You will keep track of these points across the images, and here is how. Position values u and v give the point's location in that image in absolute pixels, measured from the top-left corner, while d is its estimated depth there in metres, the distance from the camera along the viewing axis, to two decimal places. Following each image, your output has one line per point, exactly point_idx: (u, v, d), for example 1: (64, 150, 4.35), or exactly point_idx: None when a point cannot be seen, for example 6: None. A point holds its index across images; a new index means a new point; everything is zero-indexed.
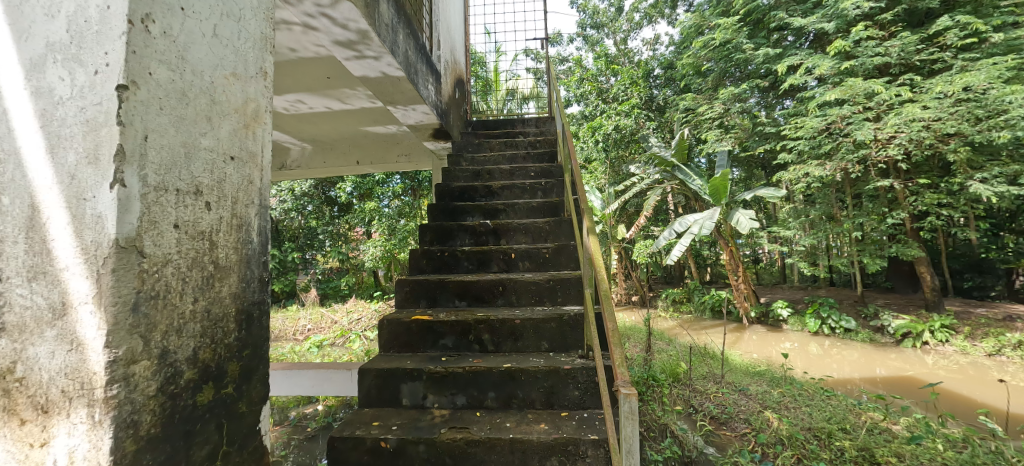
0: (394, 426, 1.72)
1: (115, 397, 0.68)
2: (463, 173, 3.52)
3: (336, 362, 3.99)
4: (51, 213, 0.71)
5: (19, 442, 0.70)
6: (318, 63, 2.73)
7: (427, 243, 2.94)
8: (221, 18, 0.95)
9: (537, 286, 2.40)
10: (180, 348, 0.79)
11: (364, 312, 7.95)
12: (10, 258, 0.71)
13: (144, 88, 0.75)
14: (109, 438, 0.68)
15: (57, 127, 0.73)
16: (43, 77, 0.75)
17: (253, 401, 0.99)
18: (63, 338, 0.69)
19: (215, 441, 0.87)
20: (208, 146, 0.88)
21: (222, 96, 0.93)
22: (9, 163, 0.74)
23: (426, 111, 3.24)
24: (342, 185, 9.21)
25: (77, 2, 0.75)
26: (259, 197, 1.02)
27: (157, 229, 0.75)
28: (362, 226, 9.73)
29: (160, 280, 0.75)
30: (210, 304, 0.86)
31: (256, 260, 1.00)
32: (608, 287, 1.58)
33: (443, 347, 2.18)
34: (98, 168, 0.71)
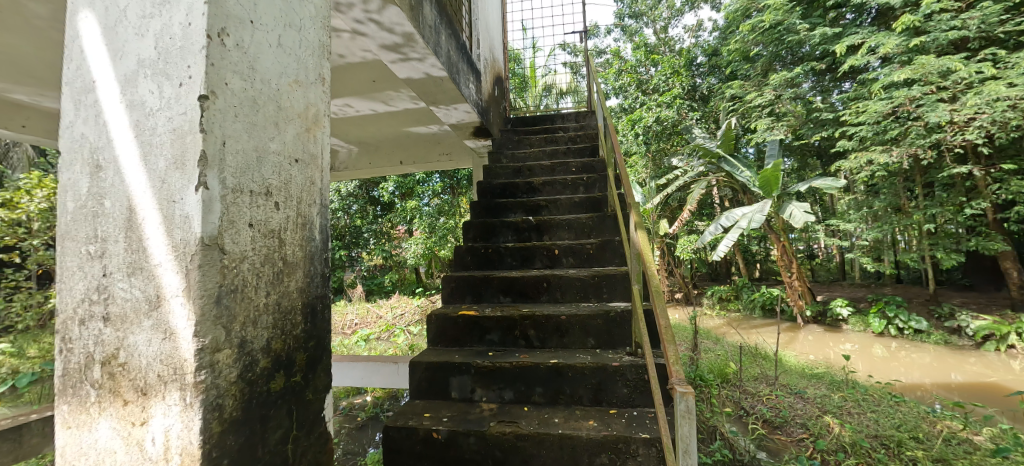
0: (445, 417, 1.77)
1: (203, 382, 0.74)
2: (504, 170, 3.54)
3: (382, 356, 4.14)
4: (145, 214, 0.78)
5: (123, 420, 0.78)
6: (365, 67, 2.82)
7: (470, 240, 2.97)
8: (285, 28, 1.00)
9: (582, 282, 2.38)
10: (256, 338, 0.85)
11: (407, 308, 8.22)
12: (114, 255, 0.79)
13: (221, 98, 0.81)
14: (199, 419, 0.74)
15: (148, 136, 0.81)
16: (136, 91, 0.83)
17: (318, 390, 1.05)
18: (157, 328, 0.76)
19: (286, 425, 0.94)
20: (275, 149, 0.94)
21: (287, 102, 0.99)
22: (110, 170, 0.82)
23: (467, 110, 3.28)
24: (385, 185, 9.54)
25: (163, 21, 0.82)
26: (320, 197, 1.07)
27: (235, 227, 0.81)
28: (404, 225, 10.05)
29: (238, 275, 0.81)
30: (280, 297, 0.92)
31: (319, 256, 1.06)
32: (659, 283, 1.53)
33: (489, 342, 2.20)
34: (184, 172, 0.77)
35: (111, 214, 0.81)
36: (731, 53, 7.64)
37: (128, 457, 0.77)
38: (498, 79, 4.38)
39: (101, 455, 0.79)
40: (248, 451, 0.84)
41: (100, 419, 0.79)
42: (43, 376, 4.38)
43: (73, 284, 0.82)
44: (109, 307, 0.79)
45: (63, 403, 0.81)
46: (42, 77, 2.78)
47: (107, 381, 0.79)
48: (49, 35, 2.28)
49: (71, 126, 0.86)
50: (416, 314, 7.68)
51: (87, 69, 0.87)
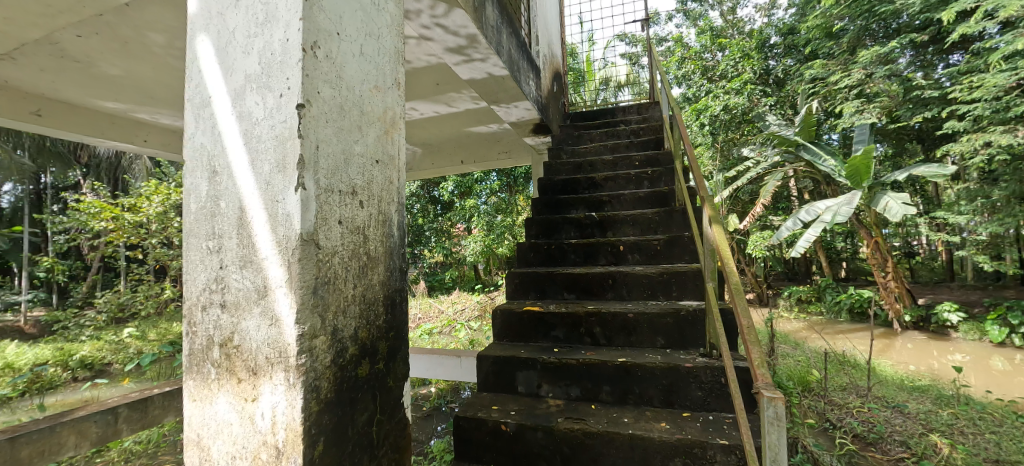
0: (512, 411, 1.80)
1: (304, 365, 0.82)
2: (564, 166, 3.50)
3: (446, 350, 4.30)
4: (253, 213, 0.88)
5: (237, 396, 0.88)
6: (430, 70, 2.93)
7: (533, 236, 2.98)
8: (366, 38, 1.07)
9: (650, 280, 2.30)
10: (345, 326, 0.92)
11: (467, 304, 8.48)
12: (230, 251, 0.90)
13: (315, 106, 0.88)
14: (301, 398, 0.81)
15: (255, 143, 0.90)
16: (245, 104, 0.92)
17: (398, 377, 1.11)
18: (265, 314, 0.85)
19: (372, 409, 1.00)
20: (359, 151, 1.00)
21: (368, 107, 1.06)
22: (224, 175, 0.93)
23: (527, 107, 3.29)
24: (445, 184, 9.88)
25: (265, 39, 0.91)
26: (397, 196, 1.14)
27: (327, 224, 0.88)
28: (463, 223, 10.35)
29: (330, 269, 0.89)
30: (366, 289, 0.99)
31: (397, 252, 1.12)
32: (739, 280, 1.44)
33: (554, 339, 2.20)
34: (286, 175, 0.85)
35: (226, 213, 0.91)
36: (810, 31, 6.93)
37: (242, 430, 0.87)
38: (556, 75, 4.34)
39: (221, 426, 0.89)
40: (340, 430, 0.91)
41: (219, 395, 0.90)
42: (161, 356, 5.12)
43: (196, 276, 0.94)
44: (226, 295, 0.90)
45: (189, 379, 0.93)
46: (159, 98, 3.20)
47: (225, 361, 0.89)
48: (163, 61, 2.61)
49: (193, 137, 0.98)
50: (476, 310, 7.91)
51: (205, 86, 0.98)
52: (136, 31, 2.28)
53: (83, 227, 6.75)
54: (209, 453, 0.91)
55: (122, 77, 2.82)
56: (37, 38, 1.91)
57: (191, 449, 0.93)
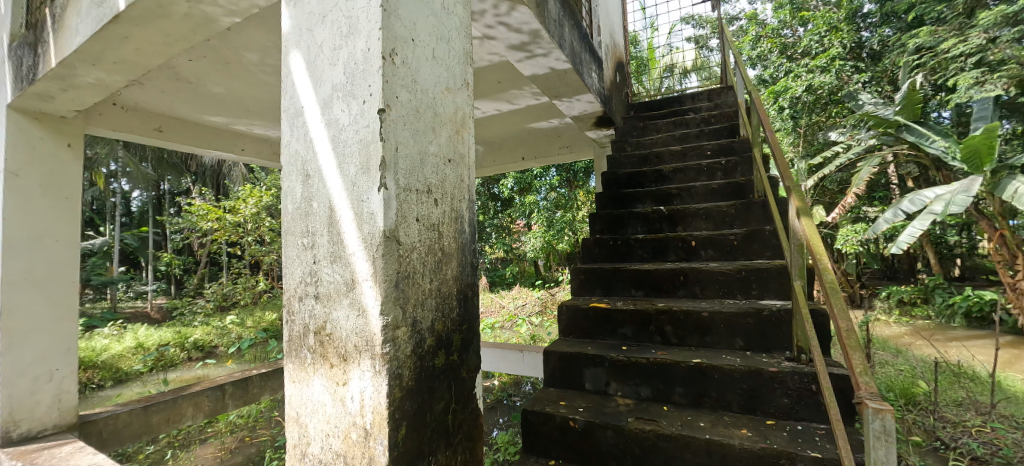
0: (581, 408, 1.79)
1: (387, 353, 0.87)
2: (629, 159, 3.38)
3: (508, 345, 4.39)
4: (342, 213, 0.95)
5: (330, 379, 0.96)
6: (494, 69, 2.96)
7: (597, 232, 2.92)
8: (438, 42, 1.11)
9: (726, 277, 2.17)
10: (423, 318, 0.97)
11: (528, 299, 8.57)
12: (322, 247, 0.98)
13: (394, 110, 0.94)
14: (386, 384, 0.87)
15: (342, 147, 0.97)
16: (332, 111, 1.00)
17: (470, 369, 1.15)
18: (353, 306, 0.91)
19: (447, 398, 1.05)
20: (433, 152, 1.05)
21: (441, 109, 1.10)
22: (317, 178, 1.01)
23: (590, 100, 3.23)
24: (505, 181, 10.03)
25: (349, 50, 0.98)
26: (468, 193, 1.17)
27: (406, 221, 0.93)
28: (523, 219, 10.45)
29: (410, 263, 0.94)
30: (441, 283, 1.03)
31: (469, 247, 1.16)
32: (835, 279, 1.31)
33: (622, 337, 2.15)
34: (370, 176, 0.91)
35: (318, 212, 1.00)
36: None
37: (334, 410, 0.95)
38: (619, 64, 4.20)
39: (316, 406, 0.98)
40: (420, 416, 0.96)
41: (314, 378, 0.98)
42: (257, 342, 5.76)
43: (294, 269, 1.03)
44: (319, 287, 0.98)
45: (290, 362, 1.04)
46: (254, 111, 3.56)
47: (319, 348, 0.98)
48: (257, 77, 2.90)
49: (289, 144, 1.08)
50: (537, 306, 7.97)
51: (297, 97, 1.08)
52: (235, 51, 2.55)
53: (194, 227, 7.75)
54: (307, 429, 1.00)
55: (225, 94, 3.17)
56: (160, 64, 2.20)
57: (291, 426, 1.03)
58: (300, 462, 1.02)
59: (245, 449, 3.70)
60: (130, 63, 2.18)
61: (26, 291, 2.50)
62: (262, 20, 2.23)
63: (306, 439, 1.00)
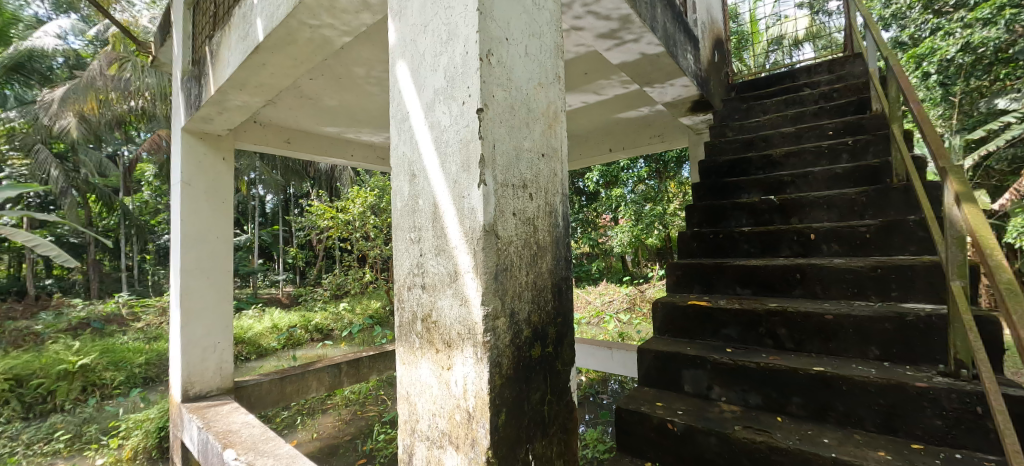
0: (679, 411, 1.70)
1: (488, 341, 0.92)
2: (732, 145, 3.09)
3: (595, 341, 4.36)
4: (445, 209, 1.01)
5: (436, 363, 1.03)
6: (581, 61, 2.91)
7: (695, 224, 2.73)
8: (530, 38, 1.13)
9: (857, 275, 1.89)
10: (520, 310, 1.00)
11: (615, 295, 8.38)
12: (428, 241, 1.06)
13: (491, 109, 0.97)
14: (488, 370, 0.92)
15: (444, 146, 1.03)
16: (435, 114, 1.07)
17: (566, 362, 1.14)
18: (457, 296, 0.97)
19: (543, 388, 1.07)
20: (528, 147, 1.07)
21: (534, 104, 1.11)
22: (421, 177, 1.09)
23: (685, 84, 3.02)
24: (590, 175, 9.90)
25: (449, 56, 1.04)
26: (562, 187, 1.17)
27: (503, 215, 0.97)
28: (609, 213, 10.22)
29: (508, 256, 0.97)
30: (536, 276, 1.05)
31: (563, 241, 1.15)
32: (1013, 279, 1.07)
33: (726, 338, 1.99)
34: (470, 173, 0.95)
35: (424, 209, 1.08)
36: None
37: (440, 392, 1.02)
38: (718, 42, 3.85)
39: (424, 387, 1.07)
40: (518, 405, 0.99)
41: (422, 361, 1.07)
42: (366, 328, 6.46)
43: (404, 261, 1.13)
44: (426, 278, 1.06)
45: (401, 345, 1.14)
46: (361, 120, 3.93)
47: (426, 334, 1.06)
48: (364, 89, 3.20)
49: (398, 147, 1.18)
50: (625, 302, 7.77)
51: (403, 103, 1.17)
52: (346, 67, 2.84)
53: (314, 225, 8.88)
54: (416, 407, 1.10)
55: (338, 106, 3.55)
56: (288, 84, 2.53)
57: (402, 403, 1.14)
58: (409, 437, 1.12)
59: (357, 421, 4.16)
60: (267, 85, 2.54)
61: (197, 279, 3.05)
62: (368, 36, 2.44)
63: (415, 417, 1.10)
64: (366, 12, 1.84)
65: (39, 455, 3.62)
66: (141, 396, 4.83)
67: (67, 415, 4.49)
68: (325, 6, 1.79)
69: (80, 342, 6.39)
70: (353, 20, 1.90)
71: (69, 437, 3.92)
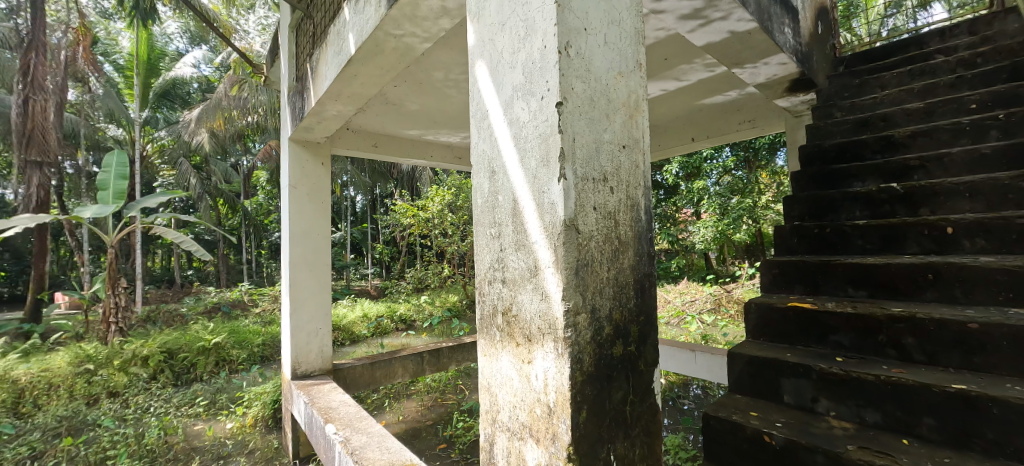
0: (778, 423, 1.55)
1: (569, 338, 0.91)
2: (840, 126, 2.73)
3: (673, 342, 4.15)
4: (525, 206, 1.02)
5: (516, 357, 1.05)
6: (661, 46, 2.75)
7: (795, 218, 2.47)
8: (609, 25, 1.09)
9: (1011, 277, 1.57)
10: (601, 306, 0.98)
11: (698, 295, 7.89)
12: (508, 237, 1.08)
13: (571, 101, 0.96)
14: (568, 367, 0.91)
15: (524, 142, 1.04)
16: (514, 111, 1.08)
17: (649, 362, 1.09)
18: (537, 291, 0.98)
19: (625, 388, 1.03)
20: (609, 139, 1.04)
21: (614, 94, 1.07)
22: (501, 174, 1.11)
23: (782, 62, 2.72)
24: (669, 167, 9.45)
25: (527, 52, 1.04)
26: (644, 180, 1.11)
27: (584, 210, 0.95)
28: (690, 207, 9.65)
29: (588, 252, 0.95)
30: (618, 272, 1.02)
31: (646, 236, 1.10)
32: None
33: (836, 345, 1.77)
34: (550, 168, 0.95)
35: (504, 205, 1.10)
36: None
37: (520, 385, 1.04)
38: (822, 11, 3.41)
39: (505, 379, 1.09)
40: (599, 403, 0.97)
41: (503, 354, 1.09)
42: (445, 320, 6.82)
43: (485, 256, 1.16)
44: (505, 273, 1.08)
45: (482, 338, 1.18)
46: (440, 121, 4.10)
47: (507, 328, 1.08)
48: (443, 91, 3.33)
49: (478, 145, 1.22)
50: (709, 303, 7.29)
51: (483, 103, 1.20)
52: (426, 72, 2.98)
53: (398, 223, 9.50)
54: (496, 399, 1.12)
55: (419, 110, 3.74)
56: (376, 92, 2.72)
57: (484, 393, 1.18)
58: (491, 427, 1.15)
59: (438, 408, 4.39)
60: (357, 95, 2.76)
61: (303, 272, 3.42)
62: (445, 40, 2.54)
63: (496, 408, 1.12)
64: (445, 17, 1.92)
65: (185, 416, 4.32)
66: (259, 372, 5.56)
67: (205, 384, 5.33)
68: (408, 16, 1.89)
69: (214, 324, 7.52)
70: (433, 26, 1.98)
71: (207, 403, 4.63)
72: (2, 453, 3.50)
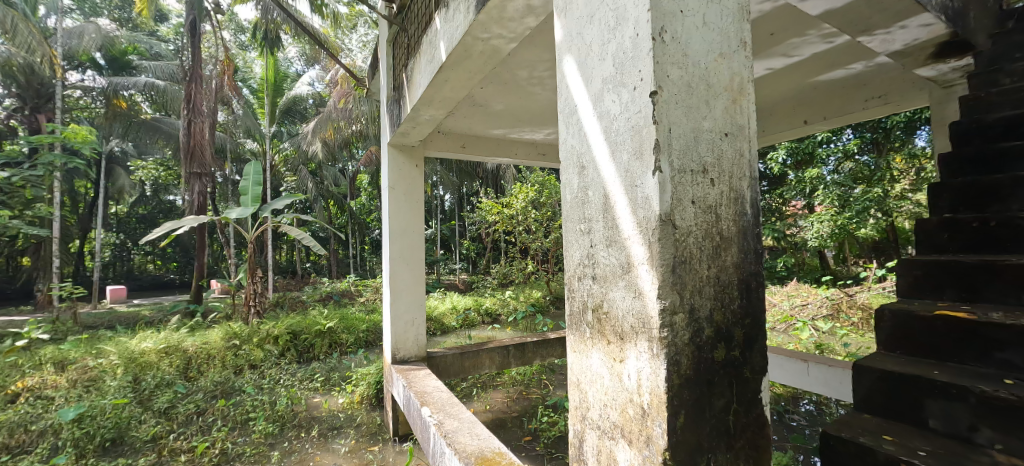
0: (921, 451, 1.32)
1: (666, 338, 0.87)
2: (1010, 95, 2.23)
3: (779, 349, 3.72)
4: (617, 200, 0.99)
5: (608, 354, 1.03)
6: (768, 19, 2.48)
7: (945, 209, 2.08)
8: (709, 3, 1.00)
9: None
10: (701, 307, 0.91)
11: (811, 299, 7.02)
12: (598, 233, 1.06)
13: (666, 90, 0.91)
14: (664, 369, 0.87)
15: (615, 135, 1.01)
16: (605, 104, 1.05)
17: (756, 370, 0.99)
18: (630, 288, 0.95)
19: (728, 396, 0.96)
20: (708, 127, 0.96)
21: (715, 78, 0.99)
22: (591, 169, 1.10)
23: (925, 23, 2.29)
24: (774, 154, 8.55)
25: (618, 42, 1.01)
26: (751, 170, 1.01)
27: (681, 204, 0.90)
28: (800, 198, 8.63)
29: (686, 248, 0.90)
30: (719, 270, 0.94)
31: (753, 232, 1.00)
32: None
33: (1004, 364, 1.45)
34: (644, 162, 0.91)
35: (594, 200, 1.08)
36: None
37: (612, 383, 1.02)
38: None
39: (595, 377, 1.08)
40: (698, 410, 0.91)
41: (593, 351, 1.08)
42: (529, 315, 6.94)
43: (574, 252, 1.16)
44: (596, 269, 1.07)
45: (572, 334, 1.18)
46: (524, 119, 4.15)
47: (597, 325, 1.06)
48: (527, 89, 3.37)
49: (567, 140, 1.21)
50: (825, 308, 6.45)
51: (572, 98, 1.19)
52: (511, 72, 3.03)
53: (484, 220, 9.85)
54: (587, 396, 1.11)
55: (504, 109, 3.82)
56: (464, 95, 2.84)
57: (573, 389, 1.18)
58: (580, 423, 1.15)
59: (523, 400, 4.49)
60: (448, 99, 2.90)
61: (401, 265, 3.71)
62: (530, 39, 2.56)
63: (586, 405, 1.12)
64: (530, 15, 1.94)
65: (307, 389, 4.94)
66: (364, 355, 6.18)
67: (321, 363, 6.06)
68: (495, 18, 1.93)
69: (327, 310, 8.50)
70: (518, 26, 2.01)
71: (323, 379, 5.26)
72: (178, 408, 4.31)
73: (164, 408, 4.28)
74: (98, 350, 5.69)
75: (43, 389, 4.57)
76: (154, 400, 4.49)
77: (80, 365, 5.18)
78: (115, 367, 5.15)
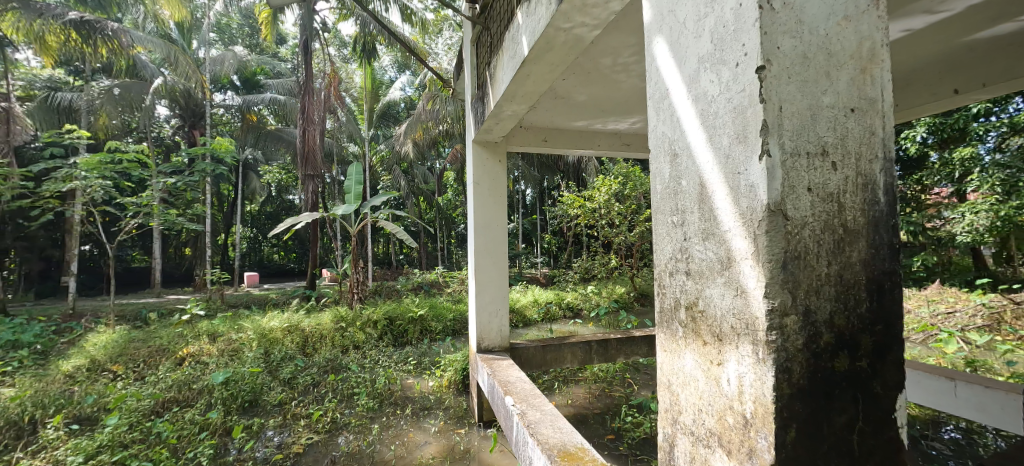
0: None
1: (775, 342, 0.78)
2: None
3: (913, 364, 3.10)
4: (714, 189, 0.91)
5: (703, 357, 0.96)
6: None
7: None
8: None
9: None
10: (819, 309, 0.80)
11: (959, 306, 5.90)
12: (691, 224, 0.99)
13: (776, 64, 0.80)
14: (771, 375, 0.78)
15: (713, 119, 0.93)
16: (701, 85, 0.97)
17: (889, 385, 0.85)
18: (730, 285, 0.87)
19: (851, 412, 0.83)
20: (830, 103, 0.83)
21: (837, 45, 0.85)
22: (685, 157, 1.02)
23: None
24: (912, 133, 7.29)
25: (716, 15, 0.91)
26: (887, 150, 0.84)
27: (795, 192, 0.79)
28: (947, 184, 7.26)
29: (800, 242, 0.79)
30: (843, 269, 0.81)
31: (887, 224, 0.84)
32: None
33: None
34: (747, 145, 0.83)
35: (687, 190, 1.01)
36: None
37: (708, 387, 0.94)
38: None
39: (689, 379, 1.01)
40: (813, 426, 0.81)
41: (686, 352, 1.01)
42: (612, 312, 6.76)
43: (665, 246, 1.09)
44: (690, 264, 0.99)
45: (662, 332, 1.12)
46: (608, 109, 4.01)
47: (691, 323, 0.99)
48: (612, 78, 3.25)
49: (657, 127, 1.14)
50: (979, 318, 5.38)
51: (663, 81, 1.12)
52: (594, 61, 2.95)
53: (565, 214, 9.77)
54: (679, 399, 1.05)
55: (588, 100, 3.74)
56: (546, 88, 2.81)
57: (663, 391, 1.12)
58: (671, 427, 1.09)
59: (606, 398, 4.39)
60: (530, 93, 2.91)
61: (485, 258, 3.82)
62: (615, 24, 2.46)
63: (678, 408, 1.05)
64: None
65: (402, 371, 5.33)
66: (451, 343, 6.51)
67: (414, 348, 6.52)
68: (578, 7, 1.88)
69: (418, 299, 9.09)
70: (602, 12, 1.95)
71: (415, 362, 5.64)
72: (298, 379, 4.93)
73: (288, 378, 4.92)
74: (238, 326, 6.71)
75: (200, 355, 5.52)
76: (280, 370, 5.20)
77: (227, 337, 6.15)
78: (251, 340, 6.03)
